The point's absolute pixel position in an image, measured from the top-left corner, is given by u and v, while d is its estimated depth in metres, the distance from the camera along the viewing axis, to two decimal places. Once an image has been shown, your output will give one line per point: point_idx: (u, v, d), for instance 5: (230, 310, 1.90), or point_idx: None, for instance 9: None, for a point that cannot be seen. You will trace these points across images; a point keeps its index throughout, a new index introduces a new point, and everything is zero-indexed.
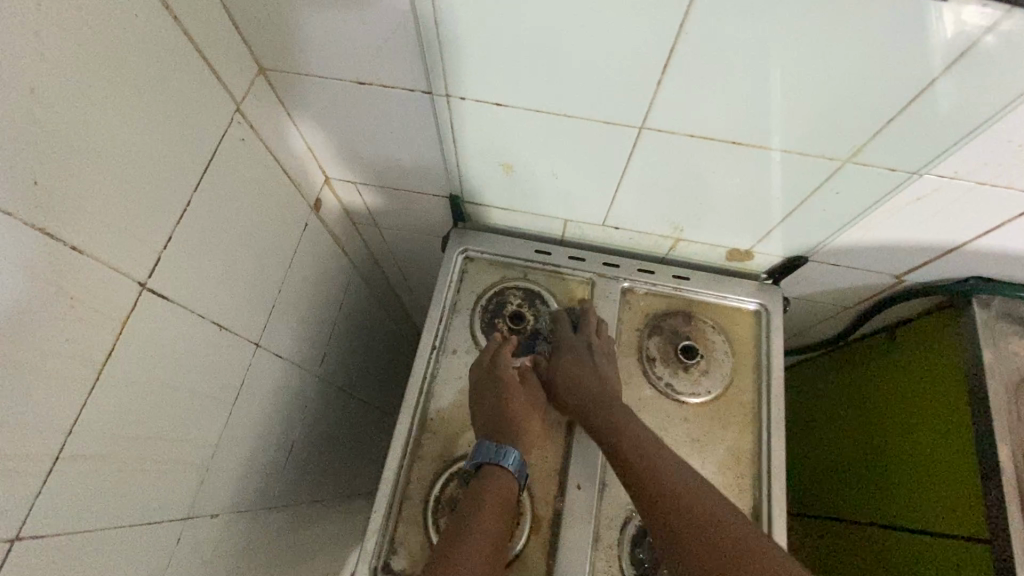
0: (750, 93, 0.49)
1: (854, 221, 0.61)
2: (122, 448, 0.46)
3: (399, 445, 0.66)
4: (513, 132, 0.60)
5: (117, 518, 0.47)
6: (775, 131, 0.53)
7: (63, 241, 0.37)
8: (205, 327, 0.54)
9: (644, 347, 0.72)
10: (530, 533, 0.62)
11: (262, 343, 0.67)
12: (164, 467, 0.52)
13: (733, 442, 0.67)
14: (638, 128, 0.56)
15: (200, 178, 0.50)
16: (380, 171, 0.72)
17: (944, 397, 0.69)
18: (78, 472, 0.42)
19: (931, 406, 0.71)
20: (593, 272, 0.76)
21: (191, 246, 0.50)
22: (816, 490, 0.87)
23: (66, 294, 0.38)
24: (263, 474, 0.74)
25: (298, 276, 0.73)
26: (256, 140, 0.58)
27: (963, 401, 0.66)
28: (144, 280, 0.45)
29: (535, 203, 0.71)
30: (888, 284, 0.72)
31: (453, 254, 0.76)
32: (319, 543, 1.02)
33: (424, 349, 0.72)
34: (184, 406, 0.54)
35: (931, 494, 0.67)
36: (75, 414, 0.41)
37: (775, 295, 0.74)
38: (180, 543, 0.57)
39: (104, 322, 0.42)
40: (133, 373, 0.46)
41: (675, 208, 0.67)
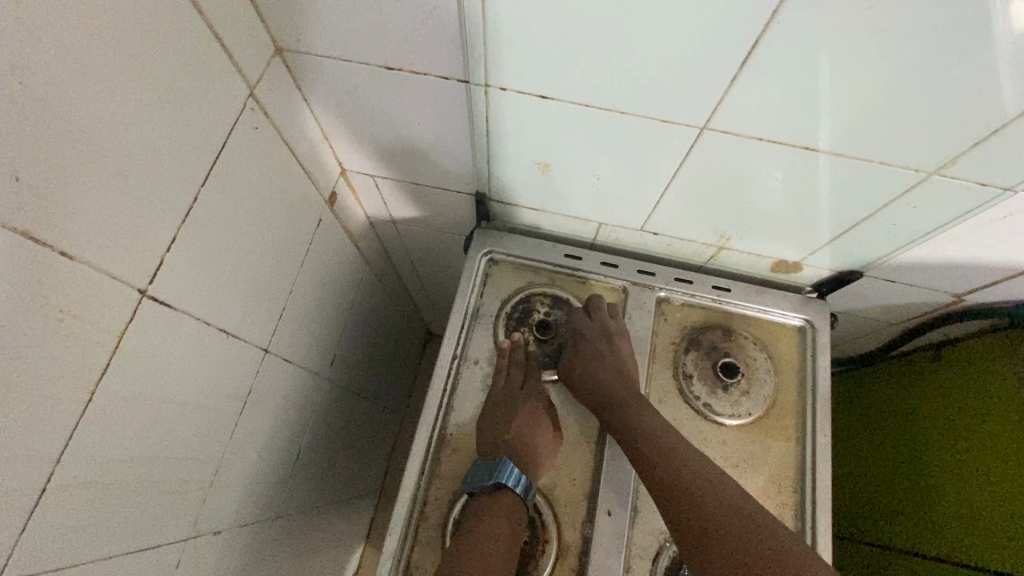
0: (836, 92, 0.45)
1: (925, 237, 0.57)
2: (118, 472, 0.42)
3: (416, 462, 0.61)
4: (557, 129, 0.55)
5: (112, 547, 0.43)
6: (853, 135, 0.49)
7: (49, 246, 0.32)
8: (211, 335, 0.50)
9: (680, 363, 0.67)
10: (556, 562, 0.58)
11: (271, 348, 0.62)
12: (165, 487, 0.48)
13: (774, 469, 0.63)
14: (699, 129, 0.52)
15: (209, 171, 0.45)
16: (404, 166, 0.67)
17: (998, 419, 0.65)
18: (69, 502, 0.38)
19: (985, 428, 0.66)
20: (627, 280, 0.71)
21: (197, 247, 0.45)
22: (855, 513, 0.81)
23: (55, 307, 0.33)
24: (269, 484, 0.70)
25: (310, 275, 0.68)
26: (270, 129, 0.53)
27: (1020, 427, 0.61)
28: (145, 286, 0.40)
29: (569, 205, 0.66)
30: (945, 303, 0.67)
31: (477, 257, 0.71)
32: (323, 548, 0.98)
33: (445, 357, 0.67)
34: (188, 421, 0.49)
35: (971, 521, 0.63)
36: (66, 439, 0.36)
37: (821, 311, 0.69)
38: (180, 566, 0.53)
39: (99, 335, 0.37)
40: (132, 390, 0.41)
41: (723, 215, 0.62)
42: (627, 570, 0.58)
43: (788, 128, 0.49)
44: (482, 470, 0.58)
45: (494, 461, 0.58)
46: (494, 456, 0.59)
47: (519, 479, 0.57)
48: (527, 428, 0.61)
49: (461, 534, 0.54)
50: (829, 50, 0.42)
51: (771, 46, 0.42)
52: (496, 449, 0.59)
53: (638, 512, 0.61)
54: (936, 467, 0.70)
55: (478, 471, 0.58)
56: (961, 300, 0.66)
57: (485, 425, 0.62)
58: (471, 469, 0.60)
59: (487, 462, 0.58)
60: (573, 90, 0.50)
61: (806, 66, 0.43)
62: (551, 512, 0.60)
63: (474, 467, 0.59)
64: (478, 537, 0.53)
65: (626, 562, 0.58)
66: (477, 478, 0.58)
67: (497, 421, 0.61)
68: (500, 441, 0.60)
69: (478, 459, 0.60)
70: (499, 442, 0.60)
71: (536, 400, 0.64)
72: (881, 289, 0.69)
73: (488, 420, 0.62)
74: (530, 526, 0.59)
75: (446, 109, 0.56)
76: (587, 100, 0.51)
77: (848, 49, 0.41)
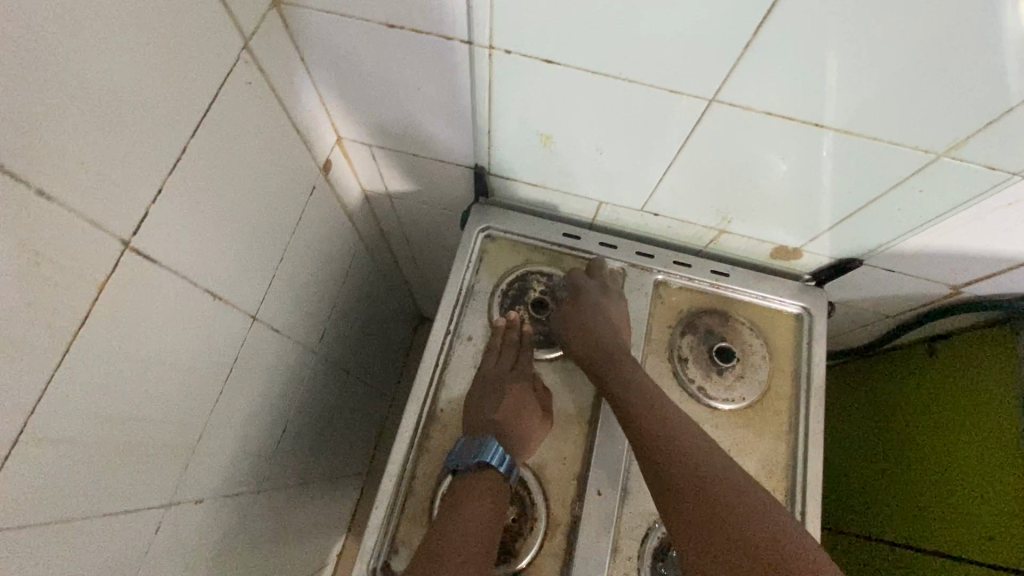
0: (851, 64, 0.43)
1: (929, 223, 0.56)
2: (97, 429, 0.40)
3: (405, 436, 0.60)
4: (562, 99, 0.54)
5: (88, 507, 0.42)
6: (864, 113, 0.47)
7: (24, 183, 0.30)
8: (197, 296, 0.48)
9: (675, 346, 0.66)
10: (545, 538, 0.57)
11: (260, 316, 0.60)
12: (146, 449, 0.46)
13: (766, 455, 0.63)
14: (707, 102, 0.50)
15: (199, 124, 0.43)
16: (400, 136, 0.65)
17: (986, 408, 0.66)
18: (44, 455, 0.36)
19: (973, 418, 0.67)
20: (625, 261, 0.70)
21: (185, 203, 0.43)
22: (850, 506, 0.81)
23: (31, 249, 0.32)
24: (253, 456, 0.68)
25: (301, 243, 0.66)
26: (265, 86, 0.51)
27: (1012, 420, 0.62)
28: (128, 238, 0.38)
29: (570, 180, 0.64)
30: (942, 295, 0.67)
31: (474, 232, 0.70)
32: (308, 525, 0.98)
33: (438, 332, 0.66)
34: (171, 382, 0.47)
35: (959, 513, 0.64)
36: (42, 389, 0.35)
37: (819, 298, 0.69)
38: (160, 532, 0.52)
39: (78, 285, 0.35)
40: (113, 344, 0.40)
41: (725, 197, 0.61)
42: (615, 550, 0.57)
43: (798, 104, 0.48)
44: (466, 448, 0.57)
45: (478, 440, 0.56)
46: (479, 434, 0.57)
47: (503, 458, 0.56)
48: (516, 407, 0.60)
49: (443, 511, 0.54)
50: (848, 18, 0.40)
51: (789, 13, 0.41)
52: (484, 425, 0.58)
53: (628, 493, 0.60)
54: (925, 458, 0.71)
55: (462, 449, 0.57)
56: (958, 293, 0.66)
57: (473, 402, 0.61)
58: (455, 445, 0.59)
59: (471, 441, 0.57)
60: (580, 57, 0.49)
61: (823, 36, 0.42)
62: (540, 491, 0.59)
63: (458, 443, 0.58)
64: (459, 516, 0.52)
65: (614, 542, 0.58)
66: (460, 455, 0.57)
67: (486, 399, 0.60)
68: (487, 418, 0.59)
69: (463, 436, 0.59)
70: (486, 419, 0.59)
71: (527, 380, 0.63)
72: (879, 279, 0.68)
73: (476, 396, 0.61)
74: (517, 503, 0.59)
75: (447, 74, 0.54)
76: (594, 67, 0.49)
77: (866, 19, 0.40)
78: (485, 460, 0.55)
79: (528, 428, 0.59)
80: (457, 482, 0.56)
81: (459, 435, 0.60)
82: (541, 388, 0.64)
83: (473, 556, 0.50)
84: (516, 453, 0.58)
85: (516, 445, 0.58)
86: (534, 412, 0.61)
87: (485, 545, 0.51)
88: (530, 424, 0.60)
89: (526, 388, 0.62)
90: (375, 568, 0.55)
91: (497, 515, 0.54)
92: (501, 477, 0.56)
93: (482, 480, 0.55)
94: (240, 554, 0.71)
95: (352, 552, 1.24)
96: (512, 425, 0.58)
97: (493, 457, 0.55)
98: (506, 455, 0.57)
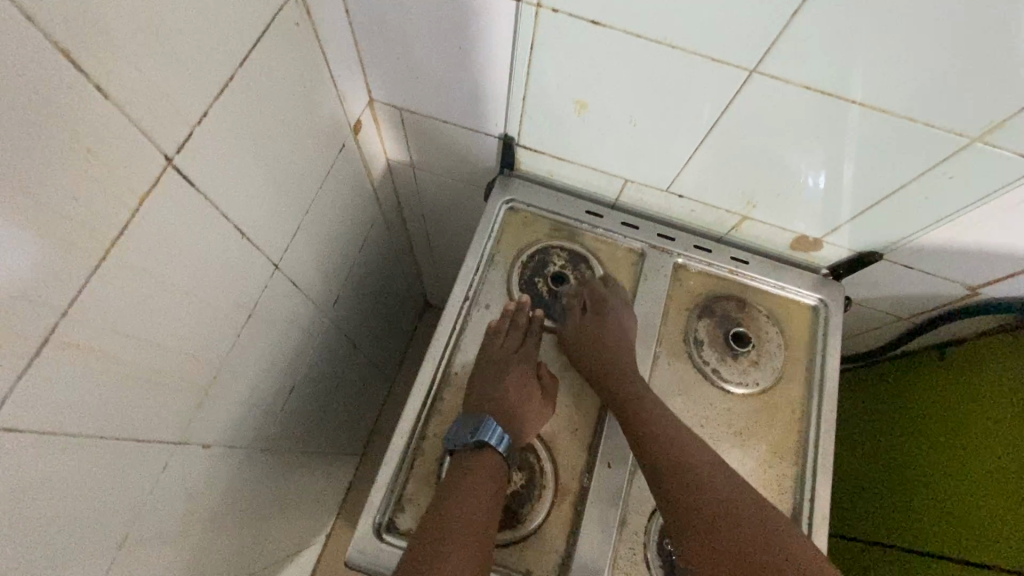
0: (899, 38, 0.44)
1: (952, 216, 0.57)
2: (122, 348, 0.40)
3: (418, 396, 0.60)
4: (600, 65, 0.54)
5: (103, 429, 0.41)
6: (906, 90, 0.47)
7: (84, 74, 0.30)
8: (227, 232, 0.48)
9: (692, 328, 0.66)
10: (552, 507, 0.57)
11: (282, 266, 0.60)
12: (165, 381, 0.46)
13: (777, 442, 0.62)
14: (747, 73, 0.50)
15: (246, 54, 0.43)
16: (431, 100, 0.65)
17: (988, 399, 0.67)
18: (70, 363, 0.36)
19: (976, 410, 0.68)
20: (646, 242, 0.70)
21: (224, 132, 0.44)
22: (861, 509, 0.80)
23: (82, 144, 0.32)
24: (260, 412, 0.68)
25: (327, 200, 0.66)
26: (310, 29, 0.51)
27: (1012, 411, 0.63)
28: (172, 154, 0.38)
29: (600, 154, 0.65)
30: (959, 296, 0.67)
31: (498, 203, 0.70)
32: (303, 497, 0.97)
33: (457, 297, 0.66)
34: (195, 316, 0.47)
35: (965, 518, 0.64)
36: (75, 294, 0.34)
37: (836, 292, 0.69)
38: (167, 470, 0.51)
39: (122, 193, 0.35)
40: (148, 263, 0.40)
41: (753, 178, 0.62)
42: (622, 523, 0.57)
43: (839, 79, 0.48)
44: (465, 426, 0.57)
45: (477, 418, 0.56)
46: (478, 413, 0.57)
47: (502, 438, 0.55)
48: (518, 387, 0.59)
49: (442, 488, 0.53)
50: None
51: None
52: (484, 406, 0.58)
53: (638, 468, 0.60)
54: (934, 466, 0.71)
55: (461, 427, 0.57)
56: (975, 294, 0.66)
57: (472, 382, 0.60)
58: (452, 426, 0.58)
59: (469, 420, 0.57)
60: (626, 19, 0.48)
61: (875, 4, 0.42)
62: (550, 459, 0.59)
63: (456, 424, 0.58)
64: (460, 494, 0.51)
65: (621, 515, 0.57)
66: (459, 434, 0.56)
67: (488, 381, 0.60)
68: (487, 398, 0.58)
69: (461, 416, 0.59)
70: (487, 398, 0.58)
71: (529, 364, 0.62)
72: (897, 276, 0.69)
73: (476, 378, 0.61)
74: (526, 471, 0.58)
75: (489, 34, 0.54)
76: (639, 30, 0.49)
77: None
78: (484, 438, 0.55)
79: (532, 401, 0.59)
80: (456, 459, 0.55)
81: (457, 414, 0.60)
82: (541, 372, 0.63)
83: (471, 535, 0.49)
84: (518, 432, 0.57)
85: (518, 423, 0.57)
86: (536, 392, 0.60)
87: (487, 524, 0.51)
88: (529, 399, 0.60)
89: (529, 368, 0.62)
90: (380, 523, 0.54)
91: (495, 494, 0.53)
92: (498, 457, 0.55)
93: (480, 460, 0.54)
94: (237, 513, 0.71)
95: (343, 534, 1.22)
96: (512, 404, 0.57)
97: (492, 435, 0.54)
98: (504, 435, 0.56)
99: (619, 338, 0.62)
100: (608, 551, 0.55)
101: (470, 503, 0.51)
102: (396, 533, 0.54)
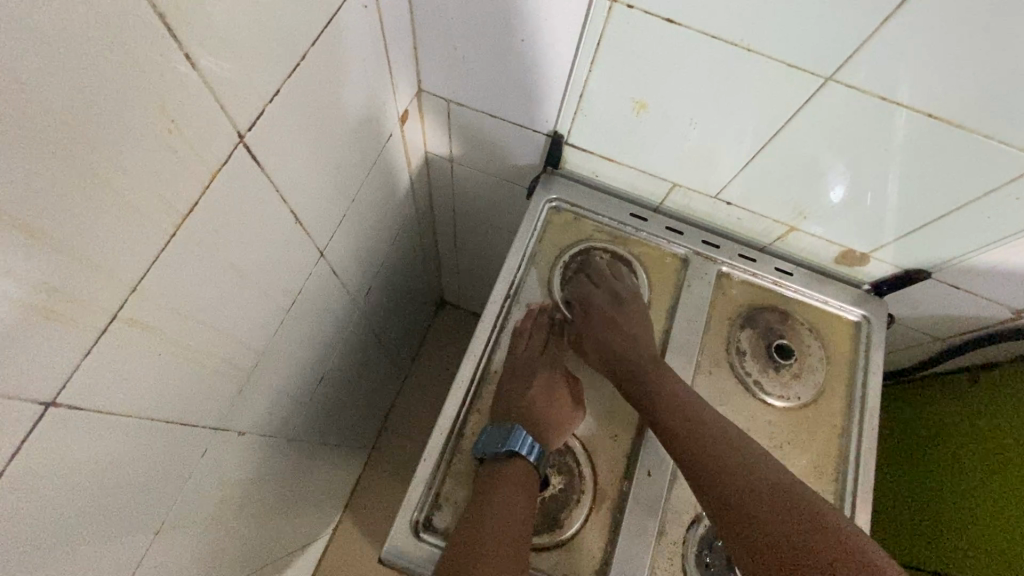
0: (987, 51, 0.43)
1: (1009, 239, 0.56)
2: (181, 329, 0.39)
3: (458, 393, 0.60)
4: (667, 67, 0.53)
5: (154, 410, 0.40)
6: (984, 105, 0.46)
7: (177, 42, 0.29)
8: (282, 215, 0.47)
9: (733, 338, 0.66)
10: (590, 512, 0.56)
11: (326, 254, 0.59)
12: (213, 364, 0.45)
13: (816, 457, 0.62)
14: (822, 81, 0.49)
15: (318, 34, 0.42)
16: (482, 93, 0.63)
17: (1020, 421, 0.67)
18: (132, 340, 0.35)
19: (1008, 431, 0.68)
20: (690, 248, 0.69)
21: (291, 112, 0.43)
22: (891, 527, 0.80)
23: (166, 112, 0.31)
24: (290, 402, 0.67)
25: (370, 191, 0.65)
26: (376, 14, 0.50)
27: None
28: (244, 132, 0.38)
29: (652, 157, 0.64)
30: (1002, 319, 0.67)
31: (541, 202, 0.70)
32: (318, 490, 0.95)
33: (499, 295, 0.65)
34: (247, 300, 0.46)
35: (1005, 540, 0.62)
36: (144, 269, 0.33)
37: (879, 309, 0.69)
38: (205, 456, 0.50)
39: (197, 168, 0.34)
40: (211, 242, 0.39)
41: (807, 189, 0.61)
42: (661, 533, 0.56)
43: (916, 91, 0.47)
44: (494, 436, 0.55)
45: (506, 427, 0.55)
46: (506, 422, 0.56)
47: (532, 447, 0.55)
48: (546, 393, 0.59)
49: (474, 499, 0.52)
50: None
51: None
52: (512, 416, 0.57)
53: (678, 478, 0.59)
54: (969, 489, 0.70)
55: (489, 437, 0.55)
56: (1019, 318, 0.65)
57: (504, 387, 0.59)
58: (481, 435, 0.57)
59: (498, 429, 0.56)
60: (704, 18, 0.47)
61: (970, 15, 0.41)
62: (588, 464, 0.58)
63: (485, 432, 0.56)
64: (491, 501, 0.50)
65: (660, 525, 0.56)
66: (488, 444, 0.55)
67: (517, 388, 0.59)
68: (517, 406, 0.58)
69: (492, 424, 0.57)
70: (515, 408, 0.57)
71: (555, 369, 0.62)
72: (942, 296, 0.68)
73: (509, 381, 0.60)
74: (565, 473, 0.58)
75: (554, 30, 0.53)
76: (715, 31, 0.48)
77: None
78: (514, 448, 0.53)
79: (565, 415, 0.58)
80: (486, 468, 0.54)
81: (481, 428, 0.58)
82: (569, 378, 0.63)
83: (508, 547, 0.48)
84: (550, 445, 0.57)
85: (548, 430, 0.57)
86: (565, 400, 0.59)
87: (520, 537, 0.49)
88: (563, 405, 0.59)
89: (556, 373, 0.63)
90: (417, 520, 0.53)
91: (527, 503, 0.52)
92: (527, 467, 0.54)
93: (509, 469, 0.53)
94: (261, 503, 0.69)
95: (350, 530, 1.21)
96: (540, 412, 0.57)
97: (521, 445, 0.53)
98: (534, 444, 0.55)
99: (648, 346, 0.62)
100: (647, 559, 0.54)
101: (502, 513, 0.50)
102: (433, 533, 0.53)
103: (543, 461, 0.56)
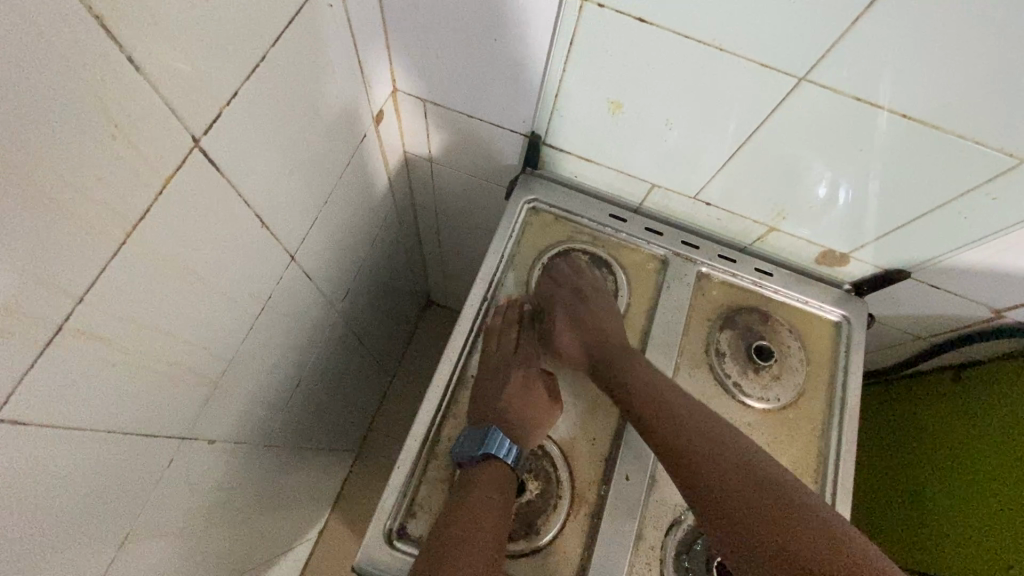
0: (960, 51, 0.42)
1: (986, 239, 0.56)
2: (140, 338, 0.38)
3: (434, 398, 0.59)
4: (640, 66, 0.52)
5: (113, 422, 0.39)
6: (959, 104, 0.46)
7: (118, 44, 0.28)
8: (247, 220, 0.46)
9: (713, 340, 0.65)
10: (568, 517, 0.56)
11: (297, 257, 0.58)
12: (178, 373, 0.44)
13: (796, 460, 0.62)
14: (796, 81, 0.49)
15: (280, 34, 0.41)
16: (458, 92, 0.62)
17: (991, 420, 0.69)
18: (84, 351, 0.34)
19: (980, 429, 0.69)
20: (670, 249, 0.69)
21: (252, 113, 0.41)
22: (869, 526, 0.80)
23: (110, 116, 0.30)
24: (265, 407, 0.66)
25: (345, 193, 0.64)
26: (343, 12, 0.49)
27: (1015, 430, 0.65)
28: (199, 136, 0.36)
29: (630, 157, 0.64)
30: (982, 318, 0.66)
31: (520, 203, 0.69)
32: (301, 494, 0.94)
33: (476, 297, 0.64)
34: (211, 306, 0.45)
35: (1010, 527, 0.61)
36: (93, 278, 0.32)
37: (859, 308, 0.69)
38: (171, 466, 0.49)
39: (145, 173, 0.33)
40: (168, 248, 0.37)
41: (785, 189, 0.61)
42: (639, 537, 0.56)
43: (891, 92, 0.47)
44: (469, 439, 0.55)
45: (481, 430, 0.55)
46: (483, 425, 0.55)
47: (509, 450, 0.54)
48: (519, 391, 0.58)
49: (451, 501, 0.51)
50: None
51: None
52: (488, 419, 0.56)
53: (657, 481, 0.58)
54: (963, 481, 0.69)
55: (465, 440, 0.55)
56: (998, 317, 0.65)
57: (479, 389, 0.59)
58: (458, 439, 0.56)
59: (474, 431, 0.55)
60: (675, 17, 0.47)
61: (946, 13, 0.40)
62: (566, 469, 0.58)
63: (461, 436, 0.56)
64: (466, 503, 0.50)
65: (638, 529, 0.56)
66: (465, 447, 0.55)
67: (491, 389, 0.58)
68: (491, 409, 0.57)
69: (468, 427, 0.57)
70: (489, 409, 0.57)
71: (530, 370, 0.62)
72: (921, 295, 0.68)
73: (484, 383, 0.59)
74: (543, 479, 0.57)
75: (527, 30, 0.52)
76: (688, 30, 0.47)
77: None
78: (489, 449, 0.53)
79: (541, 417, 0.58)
80: (462, 471, 0.54)
81: (458, 433, 0.58)
82: (546, 378, 0.62)
83: (483, 549, 0.47)
84: (526, 448, 0.56)
85: (524, 433, 0.56)
86: (540, 397, 0.59)
87: (496, 539, 0.49)
88: (541, 410, 0.58)
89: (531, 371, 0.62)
90: (391, 529, 0.53)
91: (504, 504, 0.51)
92: (504, 468, 0.54)
93: (486, 470, 0.53)
94: (237, 509, 0.68)
95: (336, 533, 1.20)
96: (515, 414, 0.57)
97: (497, 446, 0.53)
98: (512, 446, 0.54)
99: (625, 350, 0.61)
100: (625, 564, 0.54)
101: (477, 514, 0.49)
102: (408, 540, 0.52)
103: (520, 464, 0.55)
